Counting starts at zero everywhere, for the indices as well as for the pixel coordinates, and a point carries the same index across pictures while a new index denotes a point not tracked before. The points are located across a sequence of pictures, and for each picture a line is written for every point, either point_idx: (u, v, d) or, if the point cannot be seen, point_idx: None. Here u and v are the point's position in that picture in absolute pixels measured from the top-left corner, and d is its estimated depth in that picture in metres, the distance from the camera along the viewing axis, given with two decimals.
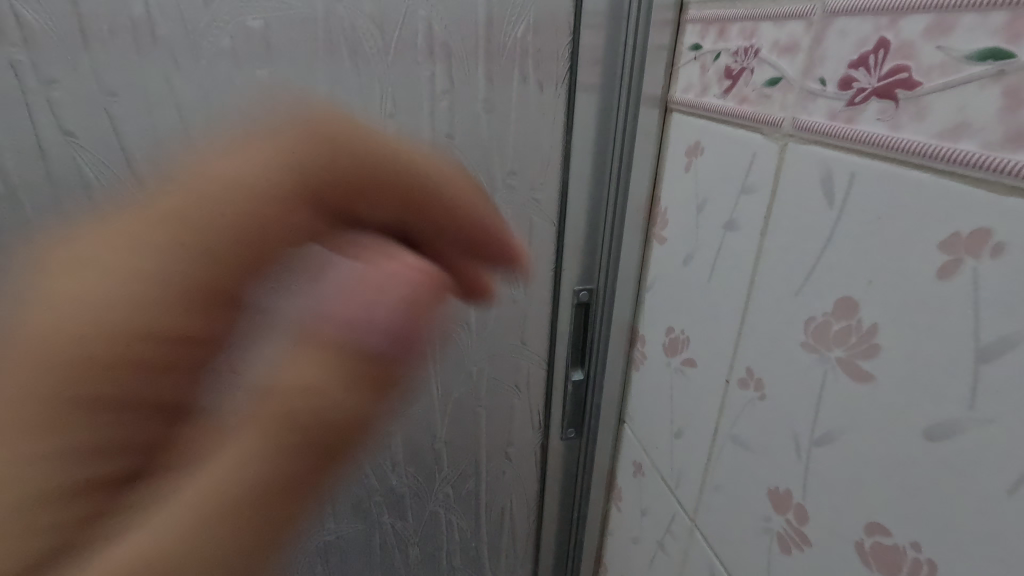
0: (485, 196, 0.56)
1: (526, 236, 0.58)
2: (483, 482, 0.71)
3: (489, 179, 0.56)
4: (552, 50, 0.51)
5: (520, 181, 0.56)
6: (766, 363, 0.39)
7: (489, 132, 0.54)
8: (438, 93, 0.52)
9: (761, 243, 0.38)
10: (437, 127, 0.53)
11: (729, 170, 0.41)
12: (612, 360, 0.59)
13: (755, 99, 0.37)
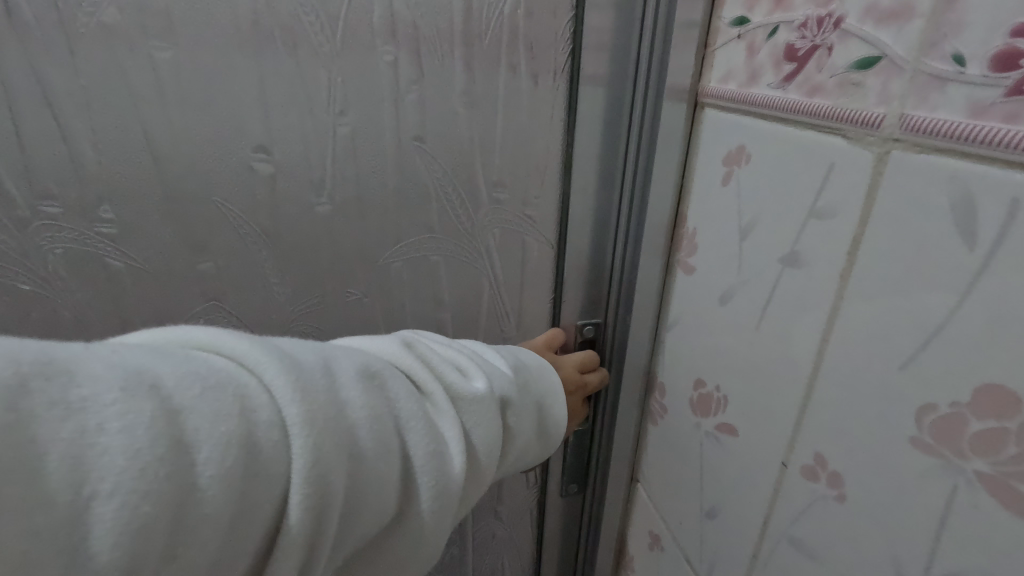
0: (469, 211, 0.46)
1: (518, 261, 0.48)
2: (470, 545, 0.61)
3: (473, 189, 0.45)
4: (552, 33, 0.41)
5: (512, 195, 0.46)
6: (848, 452, 0.28)
7: (470, 135, 0.43)
8: (404, 87, 0.41)
9: (843, 287, 0.28)
10: (403, 129, 0.42)
11: (792, 184, 0.30)
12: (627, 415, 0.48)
13: (836, 88, 0.27)
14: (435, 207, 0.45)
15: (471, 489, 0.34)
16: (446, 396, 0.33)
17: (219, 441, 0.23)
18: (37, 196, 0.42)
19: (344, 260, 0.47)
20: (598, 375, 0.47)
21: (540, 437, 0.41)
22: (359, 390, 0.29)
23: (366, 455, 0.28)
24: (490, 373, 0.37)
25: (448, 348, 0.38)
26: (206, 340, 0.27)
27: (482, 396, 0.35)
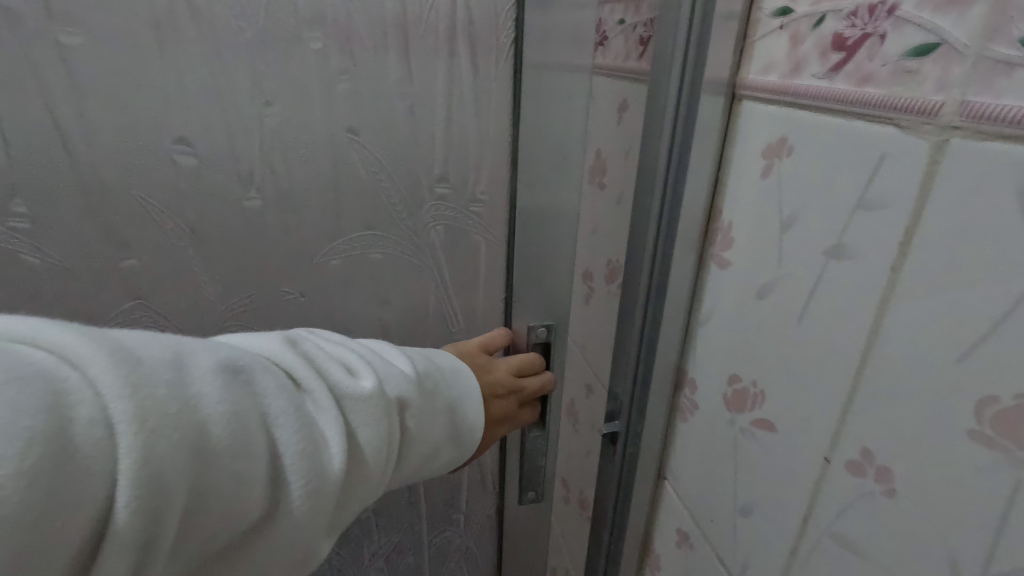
0: (419, 216, 0.65)
1: (459, 238, 0.66)
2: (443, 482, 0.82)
3: (423, 196, 0.64)
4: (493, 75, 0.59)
5: (450, 208, 0.65)
6: (898, 446, 0.28)
7: (416, 121, 0.60)
8: (348, 74, 0.57)
9: (895, 279, 0.27)
10: (339, 119, 0.59)
11: (838, 176, 0.30)
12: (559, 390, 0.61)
13: (889, 76, 0.26)
14: (399, 216, 0.65)
15: (351, 488, 0.36)
16: (327, 394, 0.36)
17: (21, 435, 0.22)
18: (75, 130, 0.56)
19: (306, 237, 0.64)
20: (535, 379, 0.56)
21: (438, 432, 0.44)
22: (218, 387, 0.30)
23: (219, 453, 0.29)
24: (383, 373, 0.41)
25: (336, 350, 0.40)
26: (24, 331, 0.26)
27: (367, 395, 0.37)
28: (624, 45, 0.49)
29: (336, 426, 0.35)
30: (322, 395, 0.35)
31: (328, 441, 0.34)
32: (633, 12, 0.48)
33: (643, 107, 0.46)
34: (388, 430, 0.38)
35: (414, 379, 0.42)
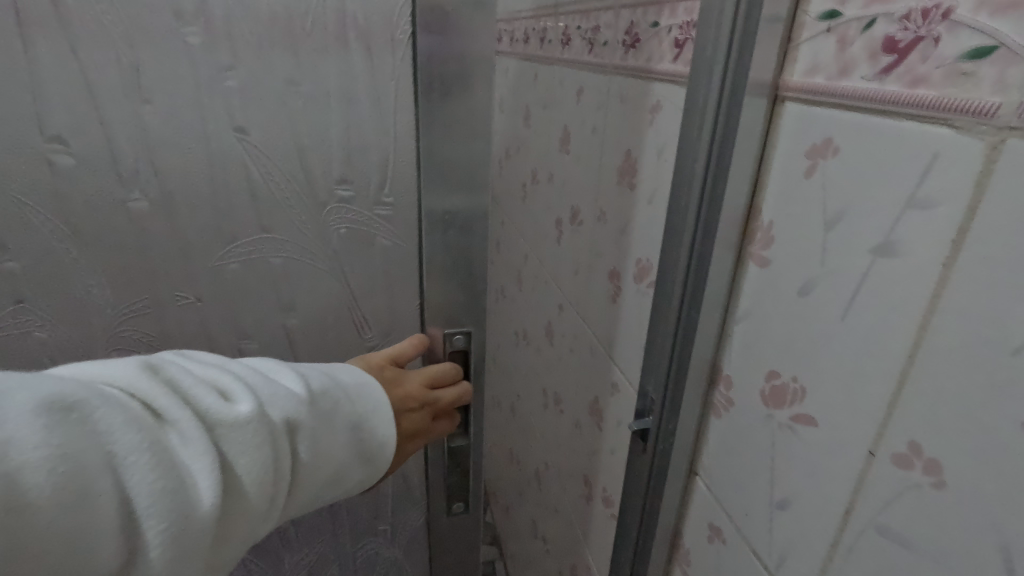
0: (321, 219, 0.72)
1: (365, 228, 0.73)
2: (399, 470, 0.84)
3: (324, 201, 0.71)
4: (391, 79, 0.63)
5: (356, 212, 0.71)
6: (944, 439, 0.29)
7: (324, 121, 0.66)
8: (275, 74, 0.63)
9: (944, 277, 0.28)
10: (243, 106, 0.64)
11: (884, 176, 0.31)
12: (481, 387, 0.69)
13: (943, 78, 0.27)
14: (302, 222, 0.72)
15: (225, 515, 0.38)
16: (191, 423, 0.37)
17: None
18: None
19: (214, 227, 0.71)
20: (449, 390, 0.62)
21: (343, 451, 0.49)
22: (44, 427, 0.30)
23: (43, 499, 0.29)
24: (263, 397, 0.42)
25: (205, 372, 0.41)
26: None
27: (239, 421, 0.39)
28: (658, 47, 0.55)
29: (203, 456, 0.36)
30: (185, 426, 0.36)
31: (195, 476, 0.36)
32: (667, 16, 0.53)
33: (678, 111, 0.52)
34: (263, 456, 0.40)
35: (301, 401, 0.45)
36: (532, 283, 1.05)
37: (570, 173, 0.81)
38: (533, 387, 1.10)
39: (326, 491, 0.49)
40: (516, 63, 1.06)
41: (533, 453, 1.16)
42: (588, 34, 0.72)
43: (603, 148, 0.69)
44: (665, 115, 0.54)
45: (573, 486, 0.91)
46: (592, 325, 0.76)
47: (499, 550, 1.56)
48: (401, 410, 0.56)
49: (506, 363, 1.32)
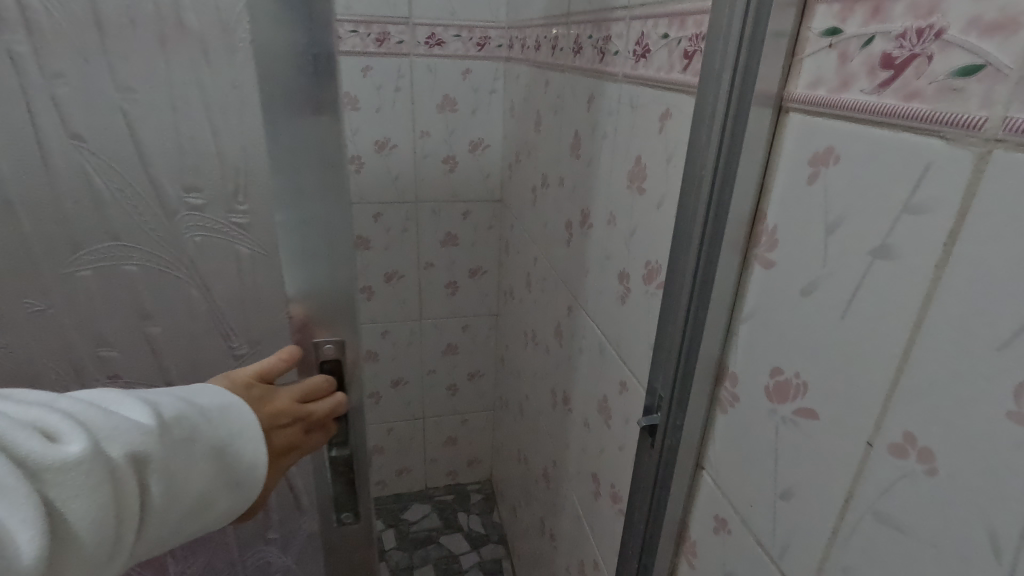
0: (173, 225, 0.69)
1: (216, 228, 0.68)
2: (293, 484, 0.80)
3: (174, 209, 0.68)
4: (227, 79, 0.58)
5: (206, 218, 0.68)
6: (937, 430, 0.30)
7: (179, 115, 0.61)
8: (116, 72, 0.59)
9: (937, 278, 0.30)
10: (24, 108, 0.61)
11: (882, 184, 0.33)
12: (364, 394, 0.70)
13: (935, 93, 0.30)
14: (154, 229, 0.69)
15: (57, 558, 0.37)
16: (15, 472, 0.35)
17: None
18: None
19: (65, 229, 0.68)
20: (323, 404, 0.64)
21: (193, 479, 0.49)
22: None
23: None
24: (100, 436, 0.41)
25: (29, 411, 0.39)
26: None
27: (73, 464, 0.38)
28: (668, 57, 0.57)
29: (32, 506, 0.35)
30: (13, 474, 0.35)
31: (24, 525, 0.34)
32: (678, 29, 0.55)
33: (688, 120, 0.54)
34: (102, 497, 0.39)
35: (148, 435, 0.45)
36: (542, 284, 1.07)
37: (580, 177, 0.83)
38: (542, 388, 1.12)
39: (186, 523, 0.50)
40: (528, 68, 1.09)
41: (541, 452, 1.18)
42: (599, 43, 0.74)
43: (614, 154, 0.71)
44: (674, 124, 0.57)
45: (581, 484, 0.93)
46: (601, 325, 0.78)
47: (506, 549, 1.57)
48: (272, 427, 0.59)
49: (515, 363, 1.34)
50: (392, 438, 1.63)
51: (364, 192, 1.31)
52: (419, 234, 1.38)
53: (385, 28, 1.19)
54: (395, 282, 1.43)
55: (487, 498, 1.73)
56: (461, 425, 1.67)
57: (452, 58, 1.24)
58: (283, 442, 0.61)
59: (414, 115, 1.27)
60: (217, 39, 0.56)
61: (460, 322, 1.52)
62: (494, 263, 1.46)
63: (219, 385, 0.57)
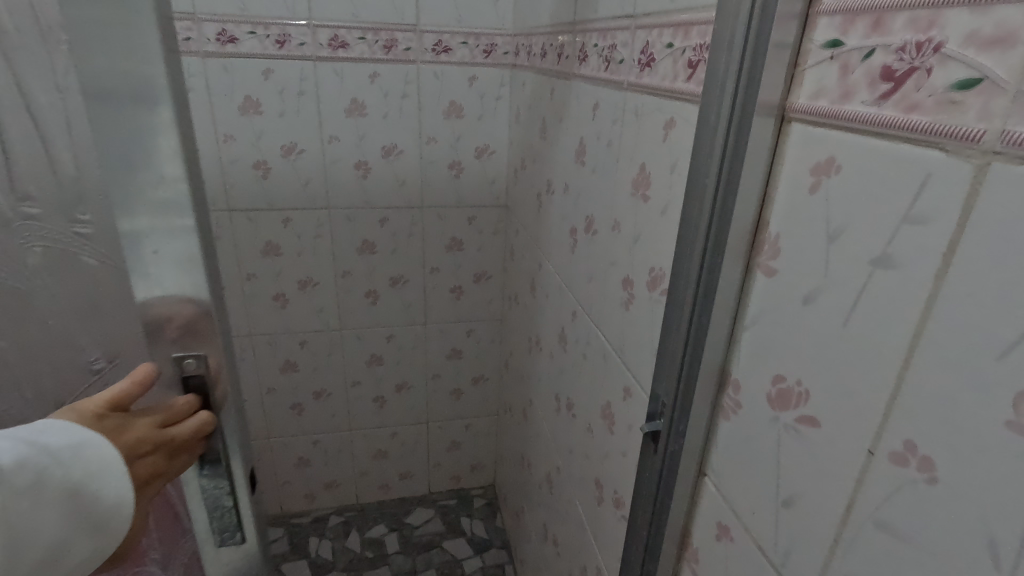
0: (10, 238, 0.63)
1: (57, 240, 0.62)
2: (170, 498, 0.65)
3: (10, 219, 0.63)
4: (36, 86, 0.54)
5: (45, 228, 0.62)
6: (937, 440, 0.31)
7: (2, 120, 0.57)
8: None
9: (937, 288, 0.30)
10: None
11: (883, 194, 0.33)
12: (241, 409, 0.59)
13: (934, 106, 0.30)
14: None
15: None
16: None
17: None
18: None
19: None
20: (186, 427, 0.54)
21: (44, 527, 0.46)
22: None
23: None
24: None
25: None
26: None
27: None
28: (673, 67, 0.58)
29: None
30: None
31: None
32: (682, 39, 0.56)
33: (692, 128, 0.54)
34: None
35: None
36: (547, 289, 1.07)
37: (585, 184, 0.84)
38: (546, 393, 1.12)
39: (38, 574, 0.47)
40: (534, 75, 1.09)
41: (545, 458, 1.18)
42: (604, 52, 0.75)
43: (619, 161, 0.71)
44: (679, 132, 0.57)
45: (585, 489, 0.93)
46: (605, 332, 0.79)
47: (509, 554, 1.57)
48: (132, 458, 0.52)
49: (520, 368, 1.34)
50: (396, 443, 1.64)
51: (370, 196, 1.32)
52: (424, 239, 1.39)
53: (393, 35, 1.20)
54: (400, 286, 1.43)
55: (491, 502, 1.73)
56: (465, 429, 1.67)
57: (459, 65, 1.25)
58: (143, 473, 0.53)
59: (420, 121, 1.28)
60: (37, 47, 0.52)
61: (465, 326, 1.52)
62: (499, 268, 1.46)
63: (59, 418, 0.49)
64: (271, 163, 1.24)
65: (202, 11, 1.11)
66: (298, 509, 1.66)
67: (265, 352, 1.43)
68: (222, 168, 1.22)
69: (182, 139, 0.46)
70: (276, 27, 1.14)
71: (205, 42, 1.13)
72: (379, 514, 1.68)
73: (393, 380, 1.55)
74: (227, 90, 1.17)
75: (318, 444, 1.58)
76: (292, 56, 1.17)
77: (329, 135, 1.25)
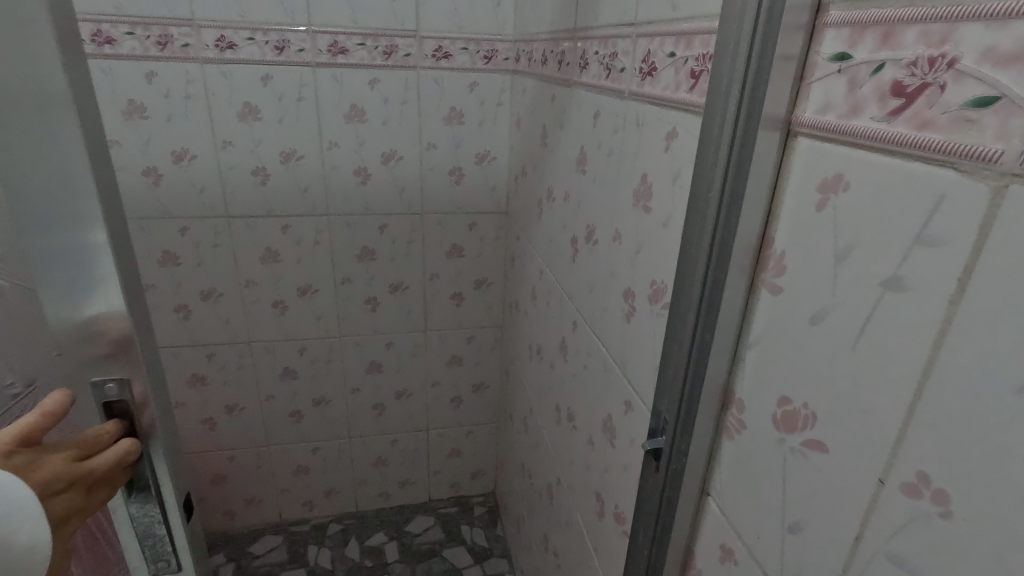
0: None
1: None
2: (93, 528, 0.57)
3: None
4: None
5: None
6: (951, 472, 0.30)
7: None
8: None
9: (950, 314, 0.29)
10: None
11: (892, 214, 0.32)
12: (172, 435, 0.53)
13: (948, 124, 0.29)
14: None
15: None
16: None
17: None
18: None
19: None
20: (105, 459, 0.48)
21: None
22: None
23: None
24: None
25: None
26: None
27: None
28: (675, 76, 0.56)
29: None
30: None
31: None
32: (684, 48, 0.55)
33: (694, 139, 0.53)
34: None
35: None
36: (547, 298, 1.06)
37: (586, 192, 0.82)
38: (547, 403, 1.11)
39: None
40: (534, 82, 1.08)
41: (545, 468, 1.17)
42: (605, 59, 0.74)
43: (620, 171, 0.70)
44: (681, 143, 0.56)
45: (585, 502, 0.92)
46: (606, 343, 0.77)
47: (509, 563, 1.56)
48: (44, 496, 0.45)
49: (520, 377, 1.33)
50: (395, 450, 1.62)
51: (370, 203, 1.31)
52: (424, 246, 1.38)
53: (392, 41, 1.19)
54: (399, 293, 1.42)
55: (491, 510, 1.72)
56: (466, 437, 1.66)
57: (460, 70, 1.24)
58: (57, 513, 0.46)
59: (421, 127, 1.27)
60: None
61: (465, 333, 1.51)
62: (500, 274, 1.45)
63: None
64: (270, 169, 1.23)
65: (201, 17, 1.10)
66: (297, 517, 1.64)
67: (263, 359, 1.42)
68: (221, 175, 1.21)
69: (84, 135, 0.41)
70: (276, 33, 1.14)
71: (204, 48, 1.12)
72: (378, 522, 1.67)
73: (393, 387, 1.53)
74: (226, 96, 1.16)
75: (317, 452, 1.56)
76: (291, 62, 1.16)
77: (328, 141, 1.24)
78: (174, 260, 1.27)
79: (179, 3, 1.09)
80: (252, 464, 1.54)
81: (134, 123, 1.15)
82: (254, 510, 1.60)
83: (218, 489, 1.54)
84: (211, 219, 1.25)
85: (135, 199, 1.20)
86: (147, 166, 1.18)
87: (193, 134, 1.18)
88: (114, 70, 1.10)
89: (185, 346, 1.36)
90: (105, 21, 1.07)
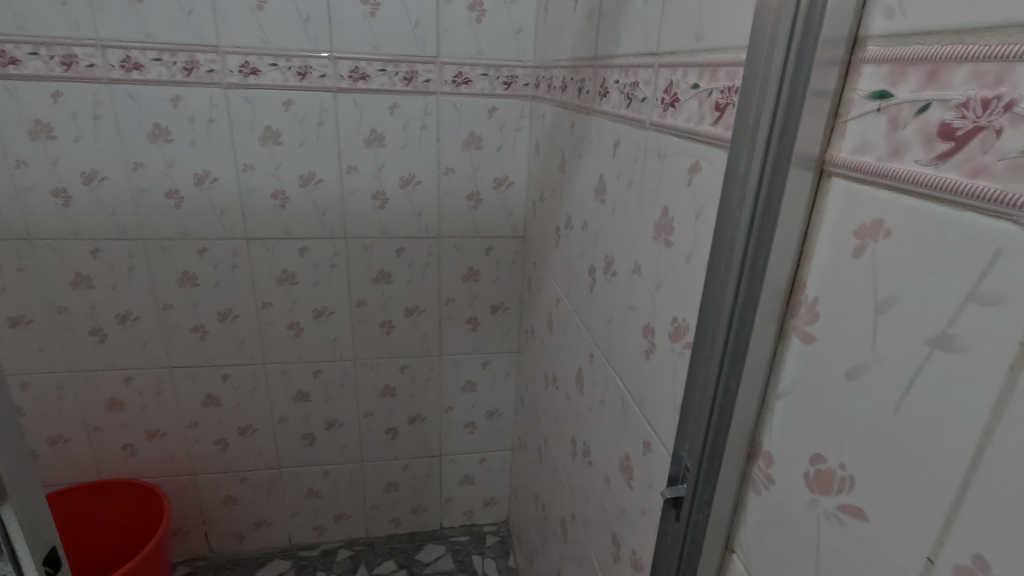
0: None
1: None
2: None
3: None
4: None
5: None
6: (1011, 559, 0.26)
7: None
8: None
9: (1012, 381, 0.26)
10: None
11: (942, 267, 0.29)
12: (28, 484, 0.47)
13: (1006, 172, 0.26)
14: None
15: None
16: None
17: None
18: None
19: None
20: None
21: None
22: None
23: None
24: None
25: None
26: None
27: None
28: (699, 108, 0.54)
29: None
30: None
31: None
32: (708, 80, 0.53)
33: (719, 173, 0.51)
34: None
35: None
36: (563, 327, 1.04)
37: (605, 222, 0.80)
38: (562, 435, 1.08)
39: None
40: (554, 109, 1.08)
41: (560, 502, 1.13)
42: (626, 88, 0.73)
43: (641, 202, 0.68)
44: (704, 177, 0.54)
45: (601, 542, 0.88)
46: (624, 378, 0.74)
47: None
48: None
49: (536, 405, 1.30)
50: (406, 475, 1.59)
51: (387, 226, 1.30)
52: (441, 270, 1.37)
53: (413, 67, 1.20)
54: (415, 316, 1.41)
55: (503, 541, 1.67)
56: (479, 464, 1.63)
57: (479, 96, 1.24)
58: None
59: (440, 152, 1.27)
60: None
61: (480, 359, 1.49)
62: (516, 299, 1.43)
63: None
64: (289, 193, 1.24)
65: (226, 43, 1.12)
66: (307, 541, 1.61)
67: (277, 380, 1.41)
68: (241, 197, 1.22)
69: None
70: (298, 59, 1.15)
71: (228, 74, 1.14)
72: (389, 550, 1.63)
73: (406, 412, 1.51)
74: (248, 120, 1.17)
75: (328, 475, 1.54)
76: (313, 88, 1.17)
77: (347, 164, 1.24)
78: (192, 280, 1.27)
79: (206, 30, 1.11)
80: (264, 486, 1.52)
81: (158, 146, 1.16)
82: (263, 533, 1.58)
83: (228, 510, 1.53)
84: (229, 240, 1.25)
85: (157, 220, 1.21)
86: (169, 188, 1.19)
87: (215, 157, 1.19)
88: (141, 95, 1.12)
89: (201, 366, 1.36)
90: (134, 47, 1.09)
